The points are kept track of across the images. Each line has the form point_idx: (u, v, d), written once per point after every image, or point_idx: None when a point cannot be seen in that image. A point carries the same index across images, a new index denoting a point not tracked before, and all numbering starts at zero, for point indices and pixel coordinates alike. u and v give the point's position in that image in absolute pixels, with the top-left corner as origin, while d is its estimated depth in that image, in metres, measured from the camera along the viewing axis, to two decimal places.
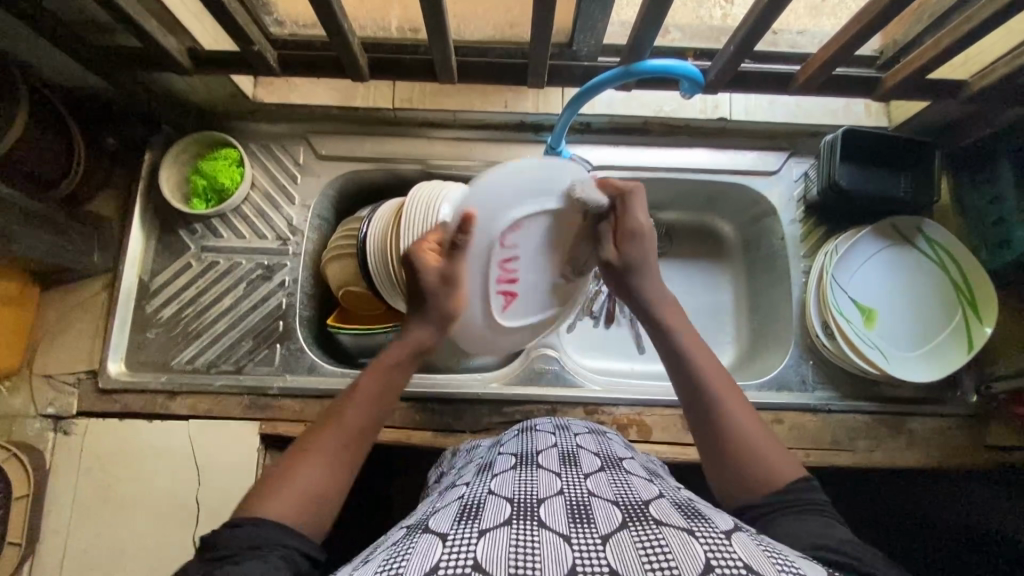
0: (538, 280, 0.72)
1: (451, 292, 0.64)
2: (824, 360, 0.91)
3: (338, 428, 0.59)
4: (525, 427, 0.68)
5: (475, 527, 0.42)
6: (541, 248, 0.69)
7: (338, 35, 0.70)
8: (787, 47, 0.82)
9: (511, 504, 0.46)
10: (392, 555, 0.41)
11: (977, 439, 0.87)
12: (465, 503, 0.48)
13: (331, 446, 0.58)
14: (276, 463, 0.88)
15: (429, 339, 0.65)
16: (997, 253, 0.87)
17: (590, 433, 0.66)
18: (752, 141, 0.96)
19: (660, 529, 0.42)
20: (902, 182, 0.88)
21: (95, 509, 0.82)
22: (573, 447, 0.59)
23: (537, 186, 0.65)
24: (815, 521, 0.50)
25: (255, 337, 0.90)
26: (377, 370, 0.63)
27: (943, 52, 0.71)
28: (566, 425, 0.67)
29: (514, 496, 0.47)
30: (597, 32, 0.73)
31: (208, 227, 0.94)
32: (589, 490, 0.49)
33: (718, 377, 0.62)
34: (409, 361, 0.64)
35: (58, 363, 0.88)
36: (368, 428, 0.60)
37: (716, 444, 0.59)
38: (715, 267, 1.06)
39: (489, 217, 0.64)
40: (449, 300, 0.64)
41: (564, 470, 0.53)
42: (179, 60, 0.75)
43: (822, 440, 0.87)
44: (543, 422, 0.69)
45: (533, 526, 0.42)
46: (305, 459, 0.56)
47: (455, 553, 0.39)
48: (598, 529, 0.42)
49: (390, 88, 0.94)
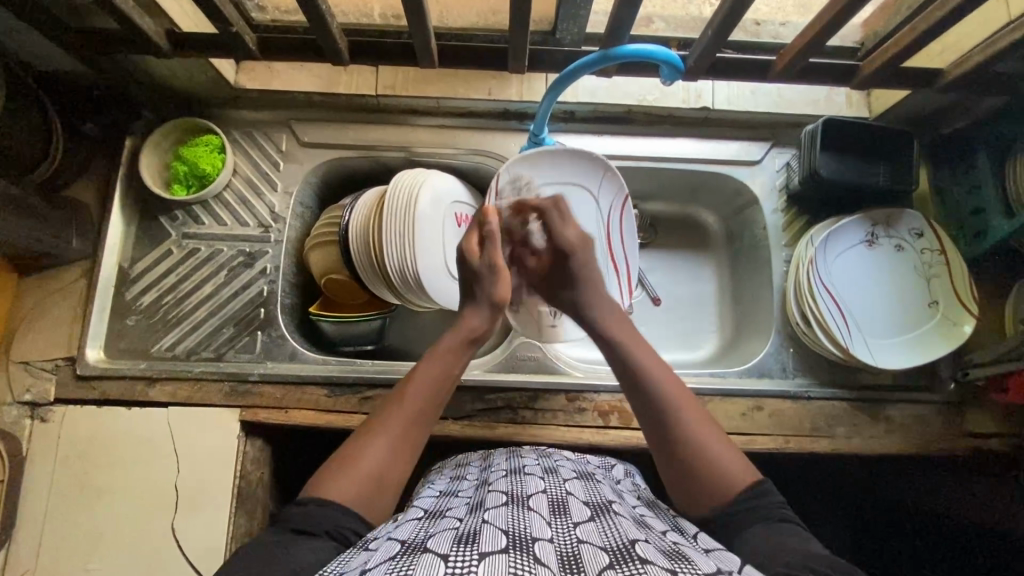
0: (846, 294, 0.89)
1: (498, 276, 0.70)
2: (803, 348, 0.91)
3: (405, 403, 0.62)
4: (514, 469, 0.68)
5: (474, 551, 0.44)
6: (837, 282, 0.89)
7: (317, 19, 0.69)
8: (769, 38, 0.84)
9: (505, 536, 0.48)
10: (394, 568, 0.44)
11: (955, 427, 0.88)
12: (459, 533, 0.50)
13: (394, 430, 0.60)
14: (257, 450, 0.87)
15: (484, 324, 0.70)
16: (974, 243, 0.87)
17: (578, 479, 0.66)
18: (735, 131, 0.96)
19: (648, 573, 0.43)
20: (881, 171, 0.88)
21: (73, 498, 0.81)
22: (562, 493, 0.60)
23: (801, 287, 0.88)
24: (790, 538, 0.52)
25: (236, 324, 0.90)
26: (434, 357, 0.66)
27: (915, 41, 0.72)
28: (554, 470, 0.68)
29: (508, 529, 0.49)
30: (580, 19, 0.74)
31: (190, 214, 0.93)
32: (579, 538, 0.50)
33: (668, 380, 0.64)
34: (462, 346, 0.68)
35: (35, 350, 0.87)
36: (427, 410, 0.62)
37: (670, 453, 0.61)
38: (698, 257, 1.07)
39: (840, 222, 0.89)
40: (498, 285, 0.70)
41: (554, 519, 0.54)
42: (157, 43, 0.74)
43: (802, 427, 0.87)
44: (530, 464, 0.70)
45: (529, 560, 0.44)
46: (372, 437, 0.59)
47: (456, 573, 0.41)
48: (587, 571, 0.44)
49: (373, 74, 0.93)
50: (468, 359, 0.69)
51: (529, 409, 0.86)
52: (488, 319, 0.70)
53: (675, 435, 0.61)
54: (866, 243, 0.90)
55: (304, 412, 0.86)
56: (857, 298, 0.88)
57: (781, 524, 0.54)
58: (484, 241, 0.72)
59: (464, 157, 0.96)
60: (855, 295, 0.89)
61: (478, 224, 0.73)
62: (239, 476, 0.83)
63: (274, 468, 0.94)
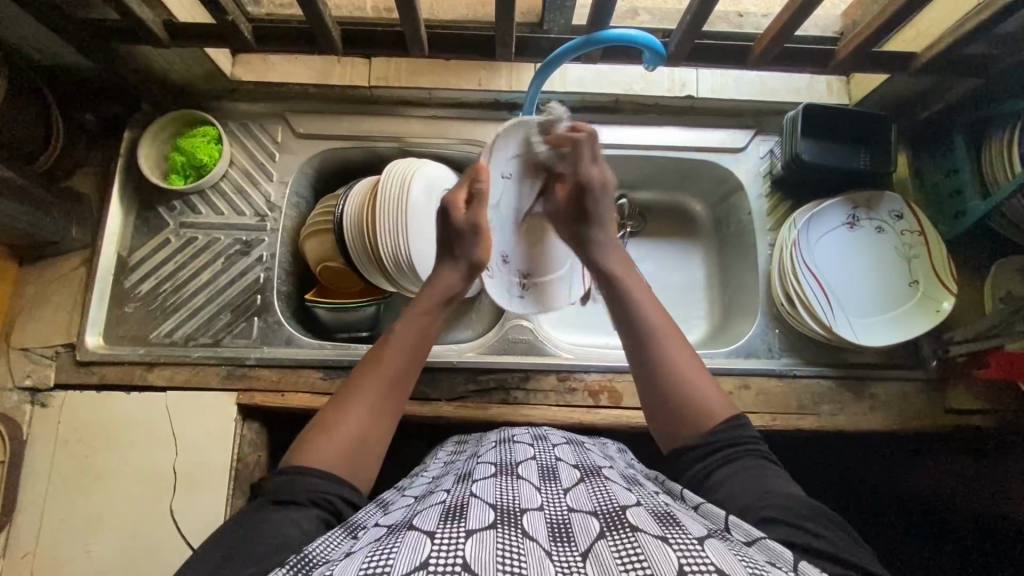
0: (830, 267, 0.91)
1: (478, 238, 0.73)
2: (789, 329, 0.93)
3: (382, 365, 0.63)
4: (503, 439, 0.72)
5: (461, 527, 0.45)
6: (823, 255, 0.91)
7: (311, 9, 0.72)
8: (751, 27, 0.87)
9: (493, 510, 0.48)
10: (378, 553, 0.43)
11: (937, 402, 0.90)
12: (447, 507, 0.50)
13: (374, 393, 0.61)
14: (254, 433, 0.89)
15: (458, 284, 0.73)
16: (953, 223, 0.90)
17: (567, 444, 0.69)
18: (720, 119, 0.99)
19: (636, 536, 0.44)
20: (861, 155, 0.91)
21: (73, 480, 0.83)
22: (552, 461, 0.62)
23: (797, 245, 0.90)
24: (779, 485, 0.54)
25: (233, 311, 0.92)
26: (410, 321, 0.68)
27: (886, 24, 0.74)
28: (545, 437, 0.71)
29: (496, 502, 0.50)
30: (566, 9, 0.76)
31: (187, 204, 0.95)
32: (569, 505, 0.51)
33: (654, 311, 0.66)
34: (437, 309, 0.70)
35: (36, 337, 0.89)
36: (406, 370, 0.64)
37: (654, 389, 0.62)
38: (687, 244, 1.10)
39: (818, 207, 0.92)
40: (476, 248, 0.73)
41: (544, 485, 0.56)
42: (156, 33, 0.76)
43: (788, 404, 0.89)
44: (522, 433, 0.72)
45: (517, 534, 0.45)
46: (351, 402, 0.60)
47: (443, 551, 0.42)
48: (578, 544, 0.45)
49: (366, 66, 0.95)
50: (443, 318, 0.72)
51: (520, 390, 0.88)
52: (460, 278, 0.73)
53: (655, 368, 0.62)
54: (848, 225, 0.92)
55: (300, 394, 0.88)
56: (836, 270, 0.91)
57: (755, 460, 0.57)
58: (471, 198, 0.74)
59: (456, 147, 0.98)
60: (836, 265, 0.91)
61: (470, 178, 0.74)
62: (236, 457, 0.85)
63: (271, 452, 0.95)
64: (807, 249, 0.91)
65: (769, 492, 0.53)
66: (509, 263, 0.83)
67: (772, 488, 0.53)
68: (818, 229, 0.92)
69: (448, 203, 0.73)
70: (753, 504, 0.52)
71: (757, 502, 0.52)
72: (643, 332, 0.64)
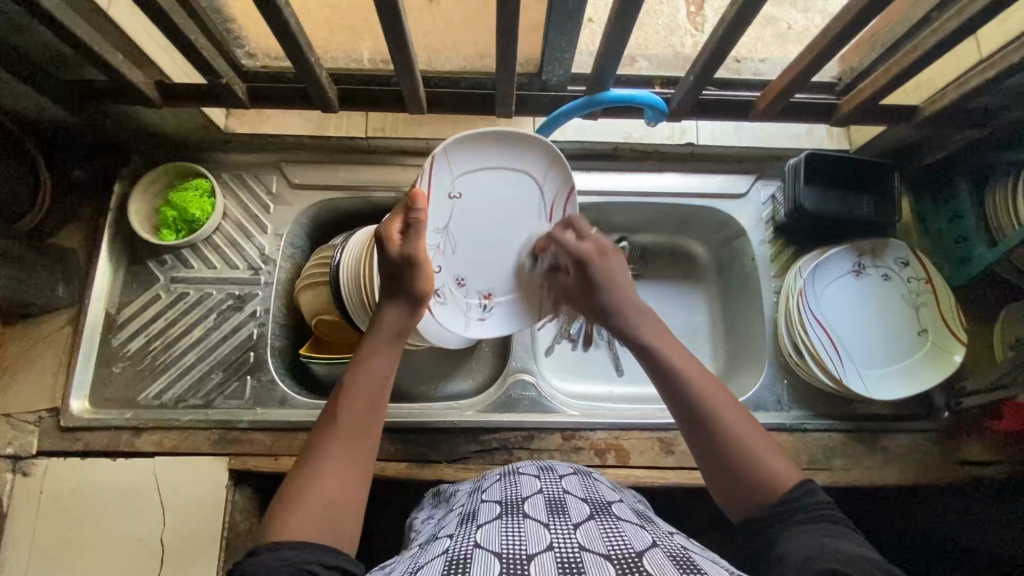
0: (845, 335, 0.89)
1: (417, 268, 0.67)
2: (797, 380, 0.91)
3: (344, 427, 0.60)
4: (506, 472, 0.64)
5: None
6: (835, 320, 0.89)
7: (306, 70, 0.71)
8: (750, 74, 0.85)
9: (500, 562, 0.44)
10: None
11: (952, 454, 0.88)
12: (450, 558, 0.46)
13: (341, 455, 0.58)
14: (246, 500, 0.85)
15: (407, 321, 0.68)
16: (958, 270, 0.89)
17: (576, 474, 0.62)
18: (721, 165, 0.98)
19: None
20: (865, 203, 0.90)
21: (53, 556, 0.78)
22: (560, 493, 0.56)
23: (801, 307, 0.88)
24: (842, 543, 0.50)
25: (225, 369, 0.88)
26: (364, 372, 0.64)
27: (891, 81, 0.73)
28: (551, 466, 0.64)
29: (501, 551, 0.45)
30: (565, 63, 0.75)
31: (178, 258, 0.92)
32: (579, 544, 0.46)
33: (696, 372, 0.61)
34: (392, 351, 0.66)
35: (17, 402, 0.85)
36: (365, 426, 0.61)
37: (710, 455, 0.58)
38: (691, 288, 1.07)
39: (824, 254, 0.90)
40: (419, 280, 0.67)
41: (552, 521, 0.50)
42: (146, 93, 0.75)
43: (800, 459, 0.87)
44: (526, 464, 0.65)
45: None
46: (321, 467, 0.57)
47: None
48: None
49: (363, 118, 0.94)
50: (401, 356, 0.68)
51: (524, 450, 0.86)
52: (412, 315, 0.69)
53: (708, 435, 0.58)
54: (854, 274, 0.91)
55: (294, 459, 0.84)
56: (851, 336, 0.89)
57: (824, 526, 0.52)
58: (406, 229, 0.67)
59: None
60: (849, 333, 0.89)
61: (403, 208, 0.67)
62: (228, 527, 0.82)
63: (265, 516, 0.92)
64: (816, 318, 0.88)
65: (831, 549, 0.49)
66: (463, 284, 0.79)
67: (843, 550, 0.49)
68: (826, 292, 0.90)
69: (381, 229, 0.68)
70: (818, 555, 0.48)
71: (819, 553, 0.49)
72: (686, 394, 0.60)
